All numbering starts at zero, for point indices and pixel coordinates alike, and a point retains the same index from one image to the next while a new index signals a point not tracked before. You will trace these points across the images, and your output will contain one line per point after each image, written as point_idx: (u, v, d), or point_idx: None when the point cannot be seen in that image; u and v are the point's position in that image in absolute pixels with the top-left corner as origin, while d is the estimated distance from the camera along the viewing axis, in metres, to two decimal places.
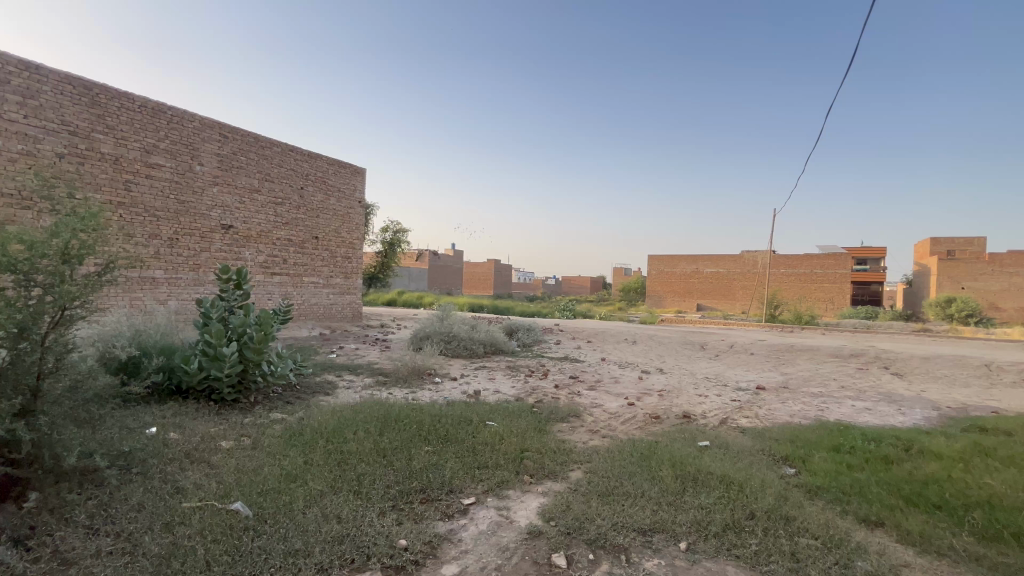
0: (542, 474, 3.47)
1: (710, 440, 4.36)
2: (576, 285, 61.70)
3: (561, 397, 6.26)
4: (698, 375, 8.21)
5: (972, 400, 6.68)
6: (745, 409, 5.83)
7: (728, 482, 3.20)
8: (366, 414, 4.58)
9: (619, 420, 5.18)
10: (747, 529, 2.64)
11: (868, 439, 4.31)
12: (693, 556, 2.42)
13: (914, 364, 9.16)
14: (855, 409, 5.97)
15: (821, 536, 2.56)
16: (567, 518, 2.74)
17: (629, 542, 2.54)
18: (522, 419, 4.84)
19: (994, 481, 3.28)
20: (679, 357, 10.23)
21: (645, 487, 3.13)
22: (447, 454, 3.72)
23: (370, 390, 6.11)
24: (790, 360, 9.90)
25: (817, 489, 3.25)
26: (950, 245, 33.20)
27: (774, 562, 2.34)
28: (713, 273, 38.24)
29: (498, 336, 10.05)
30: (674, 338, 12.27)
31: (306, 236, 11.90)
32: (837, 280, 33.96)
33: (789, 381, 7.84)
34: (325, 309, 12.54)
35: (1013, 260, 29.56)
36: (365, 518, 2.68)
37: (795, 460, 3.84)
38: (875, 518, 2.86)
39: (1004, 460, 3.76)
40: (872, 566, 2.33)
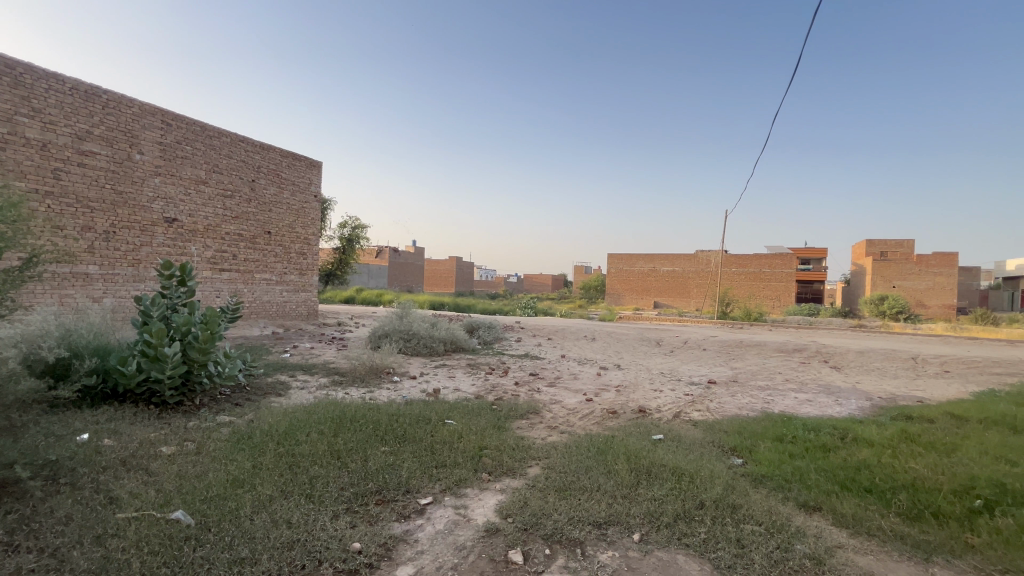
0: (500, 471, 3.48)
1: (663, 433, 4.50)
2: (537, 283, 62.24)
3: (521, 394, 6.30)
4: (654, 371, 8.46)
5: (901, 391, 7.21)
6: (697, 403, 6.06)
7: (680, 474, 3.31)
8: (320, 415, 4.44)
9: (577, 416, 5.26)
10: (697, 518, 2.74)
11: (809, 429, 4.57)
12: (646, 547, 2.49)
13: (850, 358, 9.81)
14: (798, 400, 6.31)
15: (764, 523, 2.69)
16: (524, 515, 2.76)
17: (584, 536, 2.57)
18: (481, 417, 4.83)
19: (918, 465, 3.55)
20: (636, 354, 10.51)
21: (601, 481, 3.19)
22: (404, 453, 3.65)
23: (325, 390, 5.92)
24: (740, 355, 10.38)
25: (762, 478, 3.42)
26: (883, 247, 35.67)
27: (721, 549, 2.44)
28: (669, 272, 39.48)
29: (459, 334, 9.98)
30: (632, 335, 12.60)
31: (258, 231, 11.42)
32: (783, 279, 35.80)
33: (738, 375, 8.21)
34: (279, 307, 12.07)
35: (938, 261, 32.09)
36: (318, 522, 2.60)
37: (742, 450, 4.02)
38: (813, 503, 3.03)
39: (926, 446, 4.08)
40: (810, 548, 2.47)
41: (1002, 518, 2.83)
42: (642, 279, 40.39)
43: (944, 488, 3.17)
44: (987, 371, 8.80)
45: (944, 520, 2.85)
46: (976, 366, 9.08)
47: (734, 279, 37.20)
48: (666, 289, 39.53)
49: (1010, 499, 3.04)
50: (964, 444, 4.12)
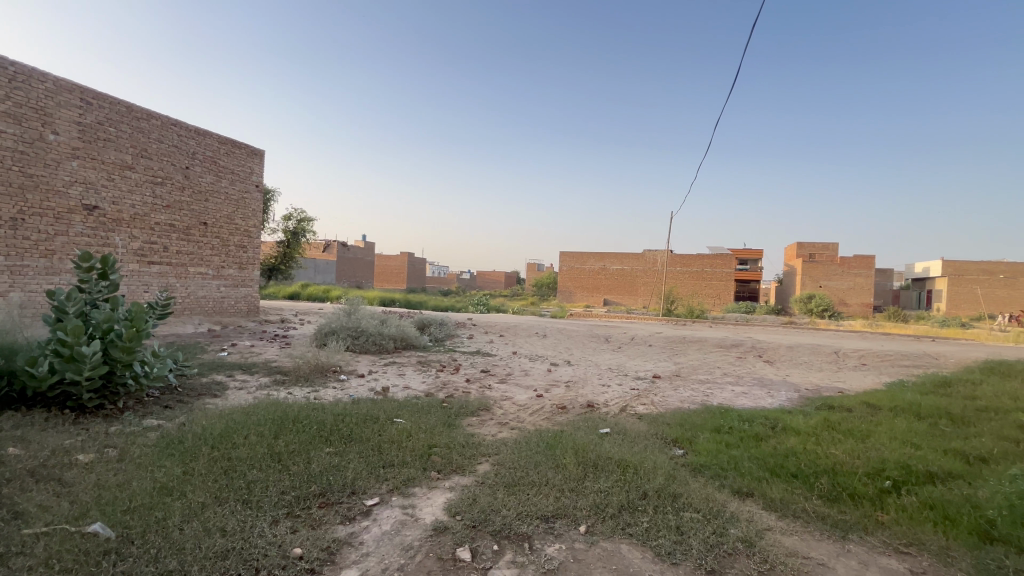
0: (449, 469, 3.45)
1: (610, 427, 4.63)
2: (490, 280, 62.21)
3: (472, 391, 6.30)
4: (602, 366, 8.70)
5: (824, 382, 7.81)
6: (642, 397, 6.29)
7: (625, 466, 3.42)
8: (260, 416, 4.23)
9: (527, 412, 5.32)
10: (640, 508, 2.84)
11: (744, 420, 4.86)
12: (591, 538, 2.55)
13: (781, 352, 10.51)
14: (734, 393, 6.70)
15: (702, 510, 2.83)
16: (472, 512, 2.76)
17: (532, 530, 2.60)
18: (430, 415, 4.76)
19: (837, 451, 3.86)
20: (585, 350, 10.75)
21: (549, 475, 3.25)
22: (350, 454, 3.55)
23: (266, 390, 5.66)
24: (682, 350, 10.87)
25: (700, 467, 3.60)
26: (811, 249, 38.46)
27: (662, 537, 2.54)
28: (618, 270, 40.60)
29: (410, 331, 9.81)
30: (581, 331, 12.87)
31: (192, 221, 10.71)
32: (723, 279, 37.75)
33: (680, 370, 8.58)
34: (216, 303, 11.38)
35: (858, 262, 34.93)
36: (256, 529, 2.48)
37: (683, 442, 4.22)
38: (746, 489, 3.23)
39: (845, 433, 4.45)
40: (742, 532, 2.63)
41: (907, 496, 3.13)
42: (593, 277, 41.31)
43: (860, 470, 3.47)
44: (897, 363, 9.70)
45: (859, 500, 3.12)
46: (888, 359, 9.98)
47: (679, 278, 38.82)
48: (615, 286, 40.66)
49: (914, 479, 3.37)
50: (876, 430, 4.52)
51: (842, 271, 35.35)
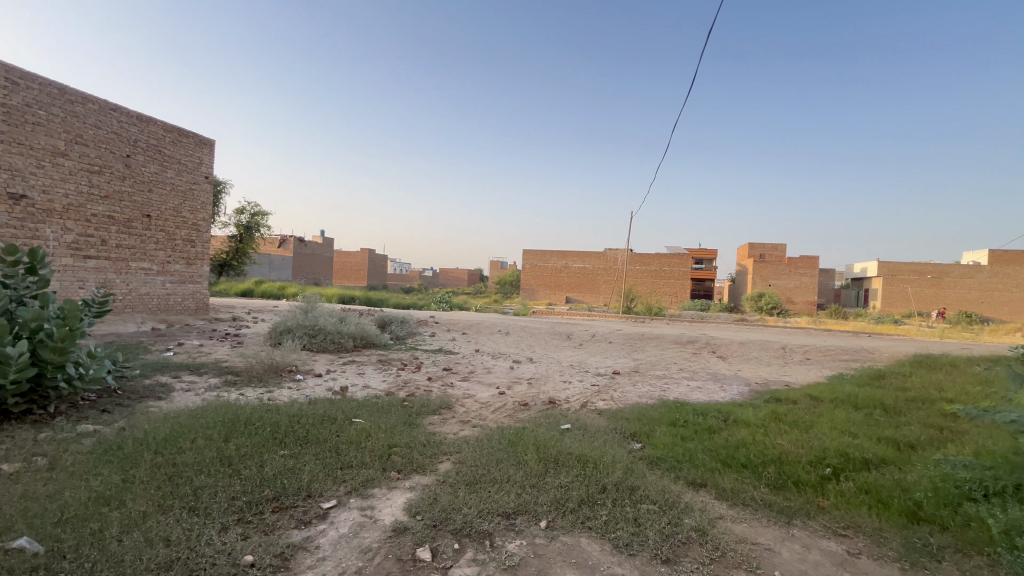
0: (409, 468, 3.40)
1: (570, 423, 4.70)
2: (453, 277, 61.77)
3: (434, 390, 6.24)
4: (564, 363, 8.81)
5: (772, 376, 8.22)
6: (602, 392, 6.42)
7: (585, 461, 3.48)
8: (209, 418, 4.03)
9: (489, 410, 5.32)
10: (599, 502, 2.90)
11: (698, 413, 5.04)
12: (552, 533, 2.58)
13: (733, 348, 10.98)
14: (689, 387, 6.95)
15: (658, 501, 2.92)
16: (433, 511, 2.73)
17: (493, 527, 2.61)
18: (390, 414, 4.69)
19: (783, 441, 4.06)
20: (547, 347, 10.87)
21: (510, 472, 3.26)
22: (306, 456, 3.44)
23: (215, 391, 5.40)
24: (641, 346, 11.17)
25: (657, 460, 3.71)
26: (761, 250, 40.33)
27: (619, 529, 2.60)
28: (580, 268, 41.21)
29: (370, 329, 9.61)
30: (544, 328, 13.00)
31: (134, 213, 10.06)
32: (680, 277, 39.00)
33: (639, 366, 8.80)
34: (161, 300, 10.75)
35: (804, 263, 36.88)
36: (203, 537, 2.36)
37: (641, 435, 4.33)
38: (700, 480, 3.35)
39: (790, 424, 4.70)
40: (696, 522, 2.73)
41: (845, 482, 3.34)
42: (556, 274, 41.74)
43: (803, 459, 3.66)
44: (838, 357, 10.32)
45: (802, 487, 3.31)
46: (829, 353, 10.62)
47: (638, 276, 39.81)
48: (577, 284, 41.26)
49: (851, 465, 3.60)
50: (818, 421, 4.80)
51: (789, 270, 37.25)
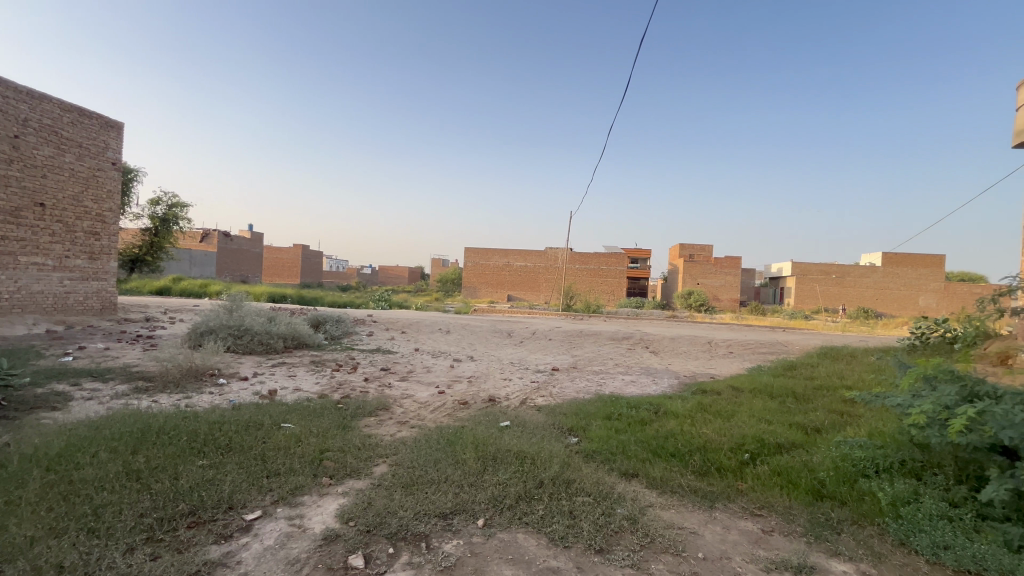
0: (342, 473, 3.27)
1: (509, 420, 4.73)
2: (392, 275, 60.29)
3: (371, 391, 6.05)
4: (504, 361, 8.86)
5: (700, 370, 8.73)
6: (541, 389, 6.52)
7: (523, 458, 3.51)
8: (115, 429, 3.66)
9: (428, 409, 5.24)
10: (536, 497, 2.94)
11: (631, 406, 5.26)
12: (489, 531, 2.58)
13: (665, 343, 11.56)
14: (624, 382, 7.24)
15: (594, 493, 3.00)
16: (367, 516, 2.65)
17: (429, 529, 2.57)
18: (324, 417, 4.49)
19: (708, 430, 4.32)
20: (488, 345, 10.89)
21: (448, 471, 3.23)
22: (227, 465, 3.21)
23: (123, 399, 4.91)
24: (580, 343, 11.48)
25: (592, 452, 3.83)
26: (691, 250, 42.77)
27: (555, 522, 2.65)
28: (521, 266, 41.63)
29: (302, 329, 9.15)
30: (485, 326, 13.02)
31: (24, 201, 8.94)
32: (617, 276, 40.50)
33: (577, 362, 9.05)
34: (57, 299, 9.63)
35: (728, 262, 39.53)
36: (103, 561, 2.14)
37: (577, 430, 4.44)
38: (632, 470, 3.49)
39: (714, 414, 5.01)
40: (628, 511, 2.84)
41: (761, 466, 3.61)
42: (498, 273, 41.91)
43: (725, 446, 3.92)
44: (757, 350, 11.17)
45: (724, 472, 3.54)
46: (749, 347, 11.47)
47: (577, 275, 40.85)
48: (518, 282, 41.63)
49: (766, 450, 3.90)
50: (738, 410, 5.15)
51: (715, 270, 39.74)
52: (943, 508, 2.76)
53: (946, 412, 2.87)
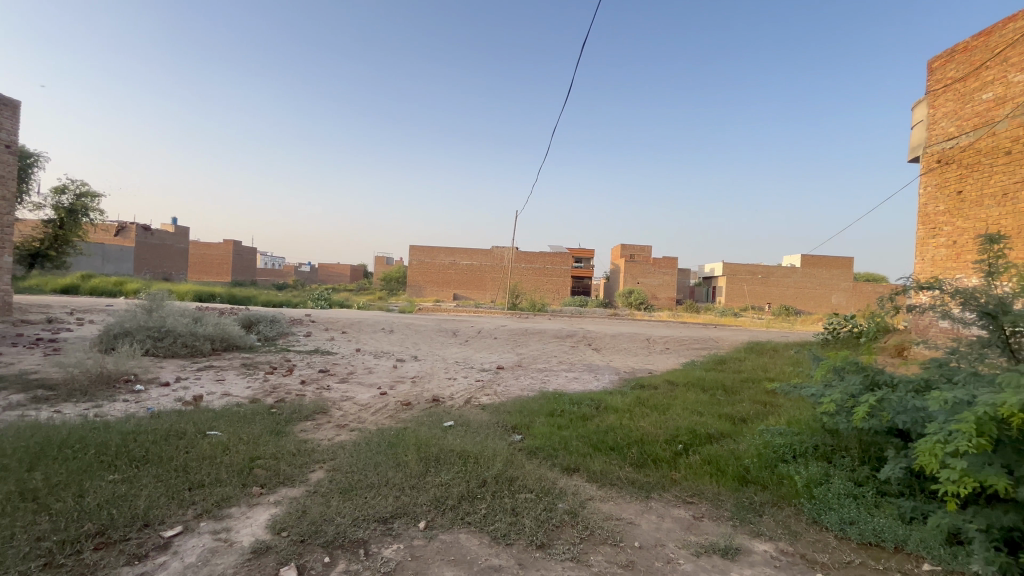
0: (274, 482, 3.10)
1: (453, 420, 4.69)
2: (333, 273, 58.07)
3: (307, 394, 5.79)
4: (449, 360, 8.79)
5: (638, 365, 9.10)
6: (486, 388, 6.53)
7: (466, 457, 3.48)
8: (6, 444, 3.26)
9: (369, 411, 5.09)
10: (479, 496, 2.93)
11: (573, 403, 5.38)
12: (430, 533, 2.54)
13: (606, 340, 11.95)
14: (567, 378, 7.41)
15: (536, 489, 3.04)
16: (301, 525, 2.52)
17: (368, 535, 2.50)
18: (254, 423, 4.24)
19: (646, 424, 4.49)
20: (432, 344, 10.76)
21: (389, 474, 3.15)
22: (143, 479, 2.96)
23: (17, 410, 4.38)
24: (525, 341, 11.62)
25: (535, 449, 3.87)
26: (631, 250, 44.52)
27: (498, 521, 2.65)
28: (467, 265, 41.42)
29: (232, 330, 8.60)
30: (429, 325, 12.85)
31: None
32: (562, 275, 41.30)
33: (522, 360, 9.15)
34: None
35: (666, 263, 41.42)
36: None
37: (522, 427, 4.48)
38: (573, 465, 3.57)
39: (651, 407, 5.23)
40: (568, 505, 2.90)
41: (693, 456, 3.80)
42: (443, 271, 41.47)
43: (661, 438, 4.10)
44: (691, 346, 11.80)
45: (659, 463, 3.70)
46: (683, 342, 12.10)
47: (523, 274, 41.25)
48: (464, 281, 41.41)
49: (697, 440, 4.12)
50: (673, 403, 5.40)
51: (654, 270, 41.51)
52: (849, 487, 3.05)
53: (852, 400, 3.17)
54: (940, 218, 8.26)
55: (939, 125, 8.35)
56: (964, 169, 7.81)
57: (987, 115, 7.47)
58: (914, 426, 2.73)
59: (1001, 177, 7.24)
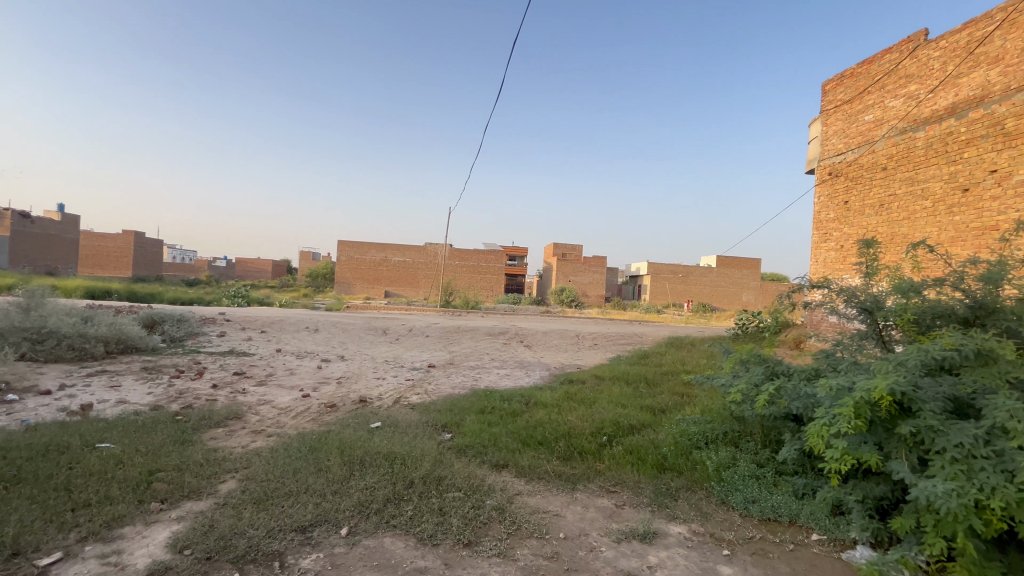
0: (177, 496, 2.84)
1: (381, 421, 4.55)
2: (252, 269, 54.24)
3: (220, 398, 5.35)
4: (378, 359, 8.53)
5: (568, 361, 9.37)
6: (416, 387, 6.41)
7: (393, 459, 3.40)
8: None
9: (289, 415, 4.81)
10: (406, 498, 2.87)
11: (504, 399, 5.43)
12: (353, 539, 2.45)
13: (538, 336, 12.18)
14: (499, 375, 7.46)
15: (464, 487, 3.02)
16: (207, 541, 2.33)
17: (285, 546, 2.35)
18: (155, 433, 3.85)
19: (573, 418, 4.62)
20: (361, 343, 10.39)
21: (309, 480, 3.00)
22: (13, 502, 2.58)
23: None
24: (457, 338, 11.55)
25: (464, 447, 3.86)
26: (563, 249, 45.76)
27: (424, 522, 2.61)
28: (399, 262, 40.41)
29: (131, 330, 7.73)
30: (358, 324, 12.40)
31: None
32: (496, 273, 41.49)
33: (454, 358, 9.09)
34: None
35: (596, 261, 42.89)
36: None
37: (452, 425, 4.45)
38: (503, 461, 3.60)
39: (578, 402, 5.39)
40: (496, 501, 2.91)
41: (617, 447, 3.96)
42: (374, 267, 40.16)
43: (587, 431, 4.23)
44: (617, 341, 12.34)
45: (585, 455, 3.82)
46: (611, 338, 12.62)
47: (457, 271, 40.94)
48: (396, 278, 40.37)
49: (621, 432, 4.30)
50: (599, 397, 5.61)
51: (584, 268, 42.89)
52: (753, 469, 3.33)
53: (755, 390, 3.46)
54: (830, 224, 9.25)
55: (830, 142, 9.33)
56: (850, 182, 8.79)
57: (868, 135, 8.46)
58: (806, 411, 3.03)
59: (878, 189, 8.22)
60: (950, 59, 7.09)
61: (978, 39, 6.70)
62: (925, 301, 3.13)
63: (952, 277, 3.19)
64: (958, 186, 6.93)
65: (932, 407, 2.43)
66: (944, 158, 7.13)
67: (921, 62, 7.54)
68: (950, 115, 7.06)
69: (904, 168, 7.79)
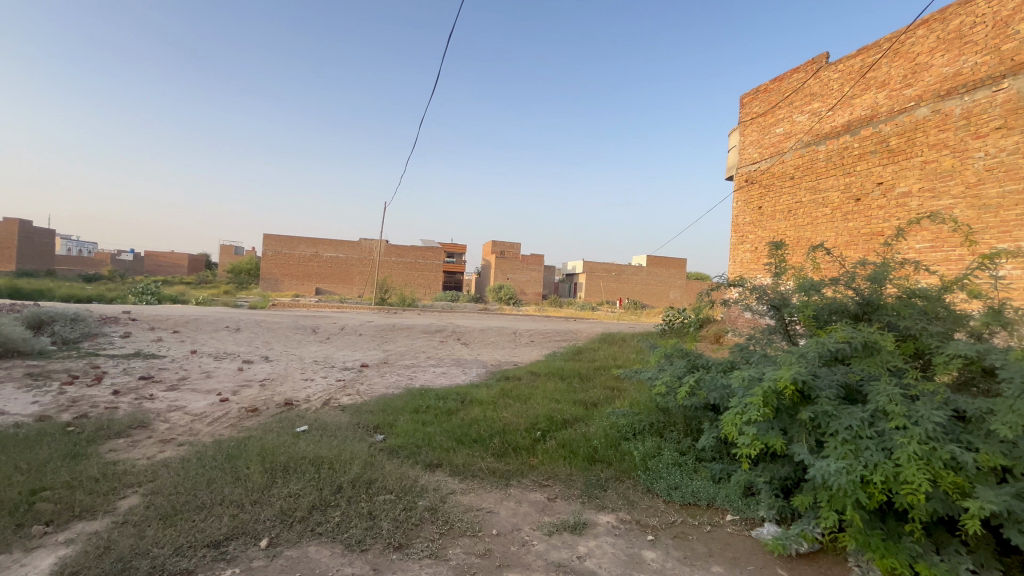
0: (66, 517, 2.53)
1: (308, 424, 4.33)
2: (164, 264, 49.69)
3: (123, 405, 4.85)
4: (307, 360, 8.12)
5: (504, 358, 9.43)
6: (348, 387, 6.16)
7: (320, 463, 3.24)
8: None
9: (205, 421, 4.45)
10: (333, 504, 2.75)
11: (439, 398, 5.36)
12: (274, 550, 2.31)
13: (475, 333, 12.16)
14: (434, 374, 7.35)
15: (395, 489, 2.95)
16: (102, 565, 2.10)
17: (195, 563, 2.17)
18: (40, 447, 3.41)
19: (508, 414, 4.65)
20: (288, 343, 9.84)
21: (225, 491, 2.79)
22: None
23: None
24: (392, 337, 11.27)
25: (397, 448, 3.76)
26: (502, 248, 45.97)
27: (352, 527, 2.51)
28: (331, 258, 38.72)
29: (11, 331, 6.80)
30: (285, 322, 11.73)
31: None
32: (434, 270, 40.88)
33: (389, 357, 8.85)
34: None
35: (533, 259, 43.45)
36: None
37: (384, 426, 4.33)
38: (436, 461, 3.55)
39: (514, 398, 5.43)
40: (429, 502, 2.87)
41: (550, 441, 4.04)
42: (304, 264, 38.19)
43: (521, 427, 4.27)
44: (553, 338, 12.61)
45: (519, 451, 3.86)
46: (547, 335, 12.87)
47: (393, 268, 39.90)
48: (328, 275, 38.64)
49: (554, 427, 4.38)
50: (534, 393, 5.69)
51: (523, 266, 43.36)
52: (676, 457, 3.53)
53: (678, 382, 3.66)
54: (747, 228, 9.99)
55: (747, 151, 10.06)
56: (764, 189, 9.53)
57: (779, 146, 9.21)
58: (722, 401, 3.26)
59: (787, 197, 8.98)
60: (847, 80, 7.87)
61: (869, 65, 7.49)
62: (823, 299, 3.46)
63: (845, 277, 3.54)
64: (852, 196, 7.72)
65: (827, 394, 2.70)
66: (841, 170, 7.92)
67: (823, 82, 8.32)
68: (847, 131, 7.85)
69: (808, 178, 8.56)
